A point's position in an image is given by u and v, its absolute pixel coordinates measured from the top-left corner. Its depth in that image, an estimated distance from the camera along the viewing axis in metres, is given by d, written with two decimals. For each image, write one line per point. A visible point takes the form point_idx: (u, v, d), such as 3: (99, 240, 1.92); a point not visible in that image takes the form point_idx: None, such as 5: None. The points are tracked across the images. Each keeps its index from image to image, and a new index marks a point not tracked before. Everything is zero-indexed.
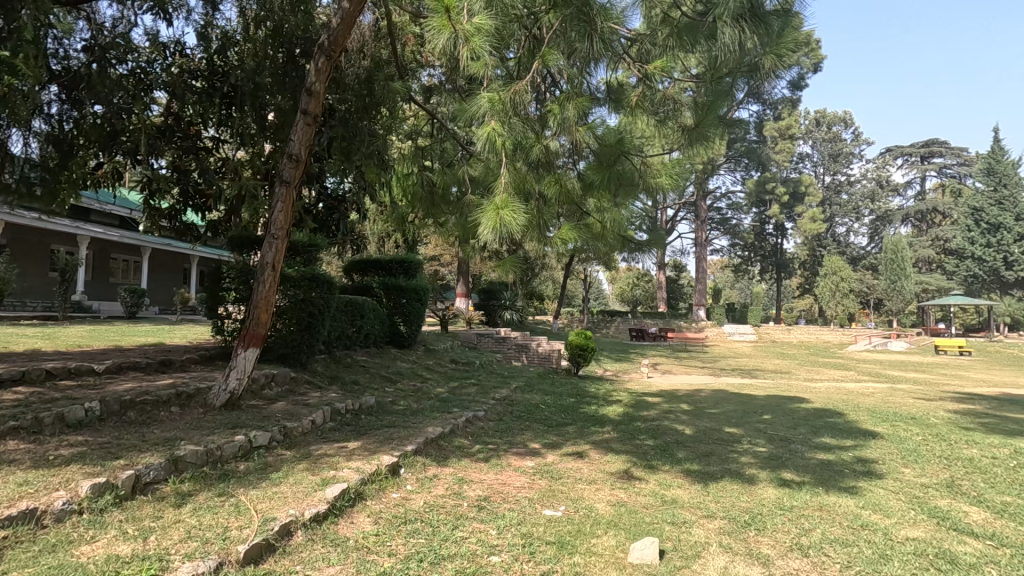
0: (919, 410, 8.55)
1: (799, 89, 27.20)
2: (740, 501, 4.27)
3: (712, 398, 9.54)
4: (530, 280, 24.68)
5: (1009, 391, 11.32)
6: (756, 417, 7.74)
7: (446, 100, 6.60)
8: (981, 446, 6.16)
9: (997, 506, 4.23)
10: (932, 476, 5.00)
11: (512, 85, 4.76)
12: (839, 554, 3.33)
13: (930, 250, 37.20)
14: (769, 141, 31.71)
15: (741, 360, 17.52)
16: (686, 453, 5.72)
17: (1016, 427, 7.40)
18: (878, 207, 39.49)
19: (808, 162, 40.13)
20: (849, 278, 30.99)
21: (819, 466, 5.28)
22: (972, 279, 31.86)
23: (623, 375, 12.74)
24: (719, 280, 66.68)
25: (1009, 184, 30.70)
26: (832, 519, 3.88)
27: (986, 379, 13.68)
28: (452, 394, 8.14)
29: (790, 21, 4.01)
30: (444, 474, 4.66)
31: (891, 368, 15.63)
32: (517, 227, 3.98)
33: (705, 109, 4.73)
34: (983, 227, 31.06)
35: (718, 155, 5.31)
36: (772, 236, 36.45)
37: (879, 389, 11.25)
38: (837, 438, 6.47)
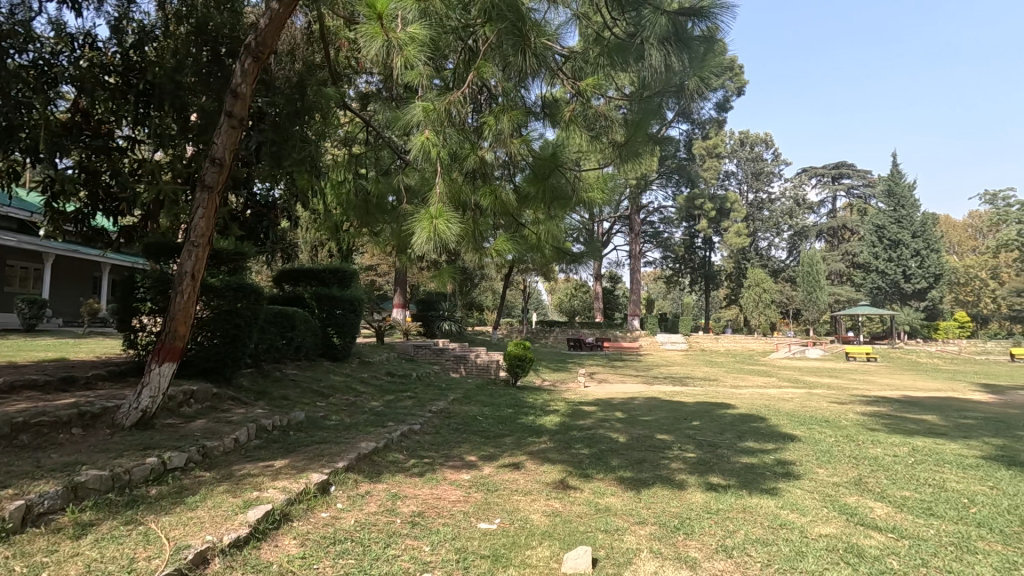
0: (832, 413, 9.17)
1: (724, 111, 28.73)
2: (670, 506, 4.40)
3: (646, 405, 9.85)
4: (469, 291, 24.59)
5: (908, 394, 12.39)
6: (686, 424, 8.01)
7: (381, 107, 6.46)
8: (884, 446, 6.67)
9: (898, 501, 4.58)
10: (843, 475, 5.37)
11: (448, 95, 4.77)
12: (760, 554, 3.49)
13: (841, 264, 40.21)
14: (698, 159, 33.16)
15: (672, 368, 18.25)
16: (619, 461, 5.85)
17: (915, 427, 8.08)
18: (796, 223, 42.28)
19: (733, 180, 42.47)
20: (770, 289, 33.02)
21: (744, 469, 5.53)
22: (876, 291, 34.72)
23: (561, 385, 12.91)
24: (652, 291, 69.19)
25: (907, 205, 33.65)
26: (754, 520, 4.07)
27: (888, 383, 14.92)
28: (387, 407, 7.93)
29: (714, 46, 4.28)
30: (378, 490, 4.52)
31: (808, 374, 16.72)
32: (452, 237, 3.98)
33: (634, 126, 4.96)
34: (886, 243, 34.04)
35: (649, 170, 5.53)
36: (700, 250, 38.26)
37: (797, 394, 11.99)
38: (759, 442, 6.81)
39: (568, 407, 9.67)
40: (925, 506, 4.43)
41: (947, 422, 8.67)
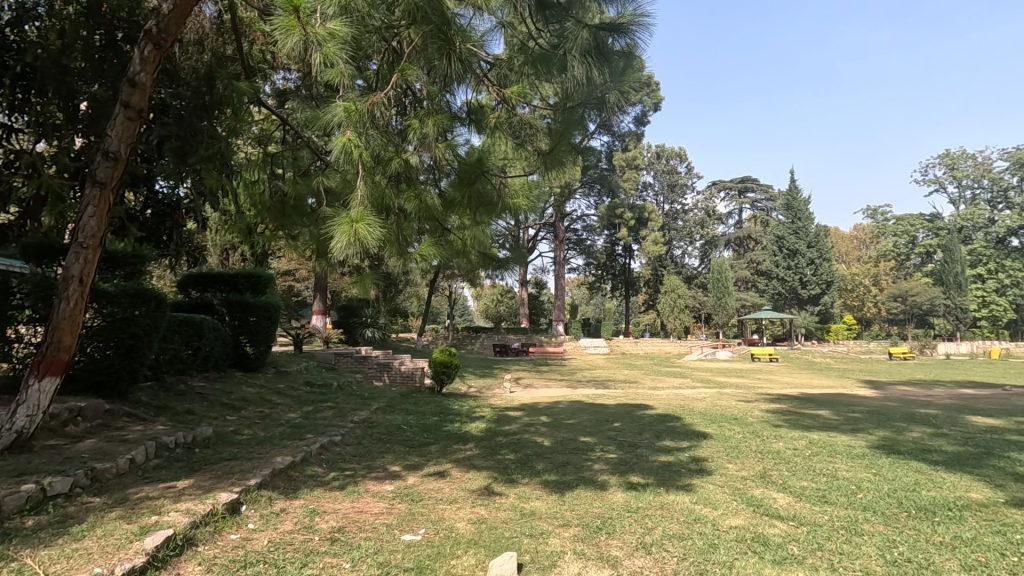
0: (740, 411, 9.79)
1: (642, 125, 30.09)
2: (593, 507, 4.50)
3: (570, 409, 10.05)
4: (393, 297, 24.06)
5: (805, 391, 13.49)
6: (608, 426, 8.24)
7: (299, 105, 6.21)
8: (785, 440, 7.21)
9: (797, 491, 4.95)
10: (750, 469, 5.73)
11: (370, 96, 4.65)
12: (676, 548, 3.64)
13: (747, 272, 43.20)
14: (618, 170, 34.43)
15: (595, 371, 18.77)
16: (544, 464, 5.92)
17: (811, 422, 8.80)
18: (707, 233, 44.93)
19: (651, 191, 44.55)
20: (684, 295, 34.91)
21: (661, 468, 5.77)
22: (777, 296, 37.61)
23: (487, 391, 12.89)
24: (576, 296, 71.06)
25: (803, 218, 36.77)
26: (671, 517, 4.25)
27: (788, 381, 16.16)
28: (305, 419, 7.56)
29: (633, 62, 4.56)
30: (294, 507, 4.28)
31: (719, 374, 17.79)
32: (374, 241, 3.86)
33: (559, 136, 5.06)
34: (785, 252, 36.98)
35: (573, 180, 5.64)
36: (621, 257, 39.78)
37: (709, 393, 12.72)
38: (675, 440, 7.13)
39: (494, 412, 9.67)
40: (820, 494, 4.82)
41: (837, 416, 9.53)
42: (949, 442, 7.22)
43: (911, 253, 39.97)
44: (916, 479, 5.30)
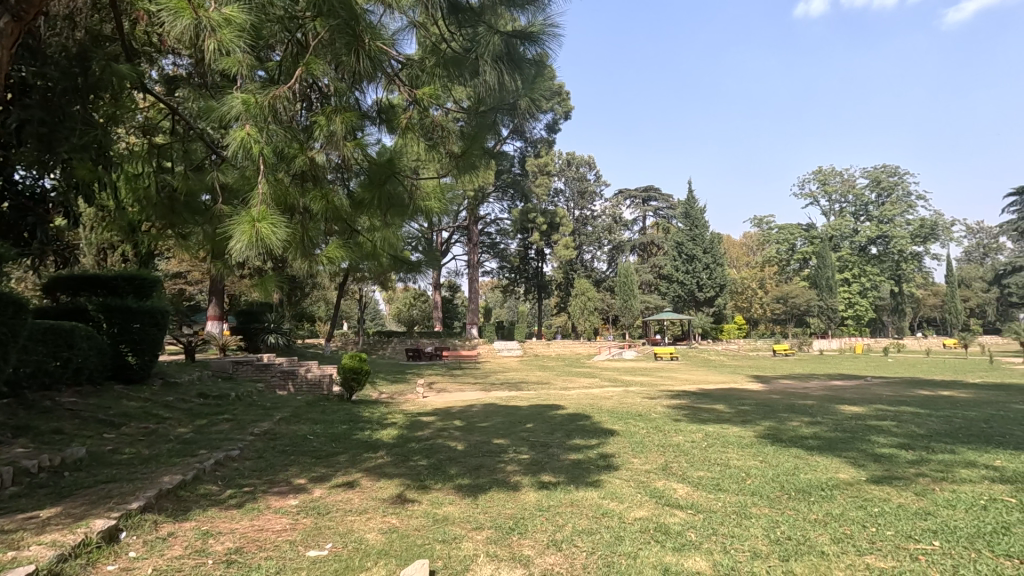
0: (644, 407, 10.32)
1: (553, 132, 30.85)
2: (505, 508, 4.54)
3: (483, 412, 10.07)
4: (298, 301, 22.87)
5: (703, 387, 14.45)
6: (521, 427, 8.35)
7: (191, 94, 5.77)
8: (684, 433, 7.69)
9: (695, 480, 5.29)
10: (653, 462, 6.05)
11: (272, 89, 4.38)
12: (585, 543, 3.76)
13: (650, 276, 45.60)
14: (531, 175, 35.00)
15: (508, 373, 18.96)
16: (457, 469, 5.88)
17: (707, 415, 9.46)
18: (615, 238, 46.89)
19: (562, 197, 45.82)
20: (594, 298, 36.22)
21: (572, 465, 5.94)
22: (678, 299, 40.08)
23: (399, 397, 12.60)
24: (490, 300, 71.49)
25: (700, 225, 39.45)
26: (580, 513, 4.37)
27: (688, 379, 17.24)
28: (198, 434, 6.98)
29: (543, 71, 4.69)
30: (184, 530, 3.94)
31: (625, 373, 18.62)
32: (278, 243, 3.65)
33: (470, 140, 5.08)
34: (684, 258, 39.49)
35: (485, 184, 5.65)
36: (533, 260, 40.54)
37: (616, 392, 13.28)
38: (585, 438, 7.36)
39: (406, 418, 9.47)
40: (715, 483, 5.18)
41: (730, 409, 10.30)
42: (822, 428, 8.06)
43: (791, 259, 44.19)
44: (796, 464, 5.86)
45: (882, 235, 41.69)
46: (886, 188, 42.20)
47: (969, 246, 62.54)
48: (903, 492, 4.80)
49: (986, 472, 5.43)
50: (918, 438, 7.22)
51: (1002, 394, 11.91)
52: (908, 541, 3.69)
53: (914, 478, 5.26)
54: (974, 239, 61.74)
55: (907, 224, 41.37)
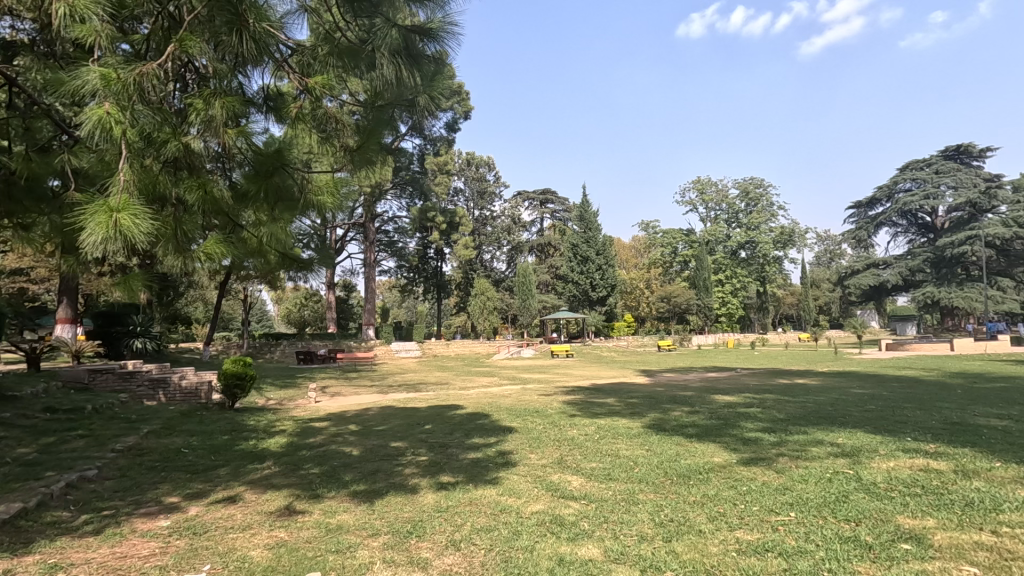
0: (541, 404, 10.61)
1: (453, 130, 30.71)
2: (403, 512, 4.45)
3: (380, 415, 9.79)
4: (171, 301, 20.74)
5: (596, 382, 15.14)
6: (420, 428, 8.22)
7: (34, 63, 5.04)
8: (578, 427, 8.03)
9: (588, 472, 5.54)
10: (549, 456, 6.24)
11: (138, 65, 3.94)
12: (483, 541, 3.79)
13: (547, 276, 46.91)
14: (430, 173, 34.46)
15: (406, 375, 18.59)
16: (352, 475, 5.66)
17: (600, 409, 9.92)
18: (513, 239, 47.66)
19: (461, 197, 45.78)
20: (493, 297, 36.56)
21: (471, 465, 5.96)
22: (573, 298, 41.67)
23: (288, 403, 11.90)
24: (388, 300, 69.68)
25: (593, 228, 41.23)
26: (479, 511, 4.40)
27: (582, 375, 18.00)
28: (45, 454, 6.09)
29: (443, 68, 4.67)
30: (26, 565, 3.42)
31: (523, 372, 19.02)
32: (142, 235, 3.28)
33: (366, 134, 4.91)
34: (579, 259, 41.13)
35: (382, 181, 5.50)
36: (433, 259, 40.05)
37: (514, 390, 13.53)
38: (484, 437, 7.42)
39: (296, 425, 8.95)
40: (606, 473, 5.46)
41: (620, 402, 10.90)
42: (700, 417, 8.78)
43: (674, 261, 47.65)
44: (677, 451, 6.34)
45: (750, 241, 46.29)
46: (753, 198, 46.90)
47: (819, 251, 71.33)
48: (766, 470, 5.37)
49: (830, 449, 6.23)
50: (778, 422, 8.11)
51: (843, 381, 13.72)
52: (770, 514, 4.13)
53: (775, 457, 5.91)
54: (823, 246, 70.54)
55: (770, 231, 46.23)
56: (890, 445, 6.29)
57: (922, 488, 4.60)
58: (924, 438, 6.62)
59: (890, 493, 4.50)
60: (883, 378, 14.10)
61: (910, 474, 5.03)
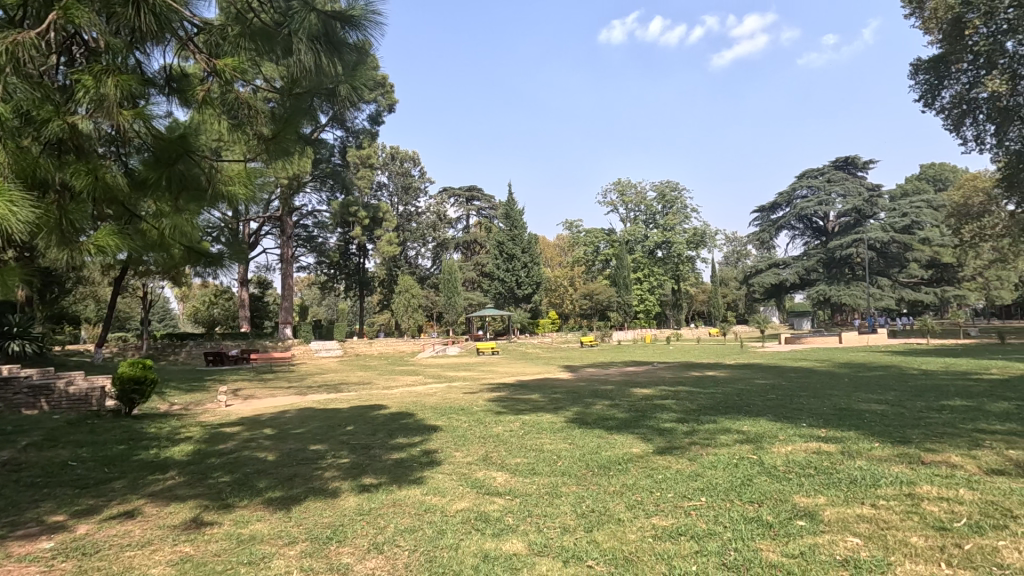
0: (466, 402, 10.58)
1: (376, 123, 29.89)
2: (322, 517, 4.28)
3: (298, 417, 9.37)
4: (56, 299, 18.69)
5: (521, 379, 15.32)
6: (340, 430, 7.95)
7: None
8: (503, 423, 8.09)
9: (513, 467, 5.61)
10: (473, 454, 6.24)
11: (13, 33, 3.52)
12: (407, 542, 3.72)
13: (473, 273, 46.85)
14: (352, 167, 33.23)
15: (326, 375, 17.92)
16: (267, 481, 5.37)
17: (524, 405, 10.04)
18: (439, 236, 47.14)
19: (385, 191, 44.66)
20: (417, 295, 35.98)
21: (394, 465, 5.84)
22: (499, 296, 41.89)
23: (195, 407, 11.10)
24: (307, 297, 66.85)
25: (518, 226, 41.62)
26: (403, 512, 4.32)
27: (507, 371, 18.14)
28: None
29: (365, 58, 4.51)
30: None
31: (448, 370, 18.88)
32: (19, 224, 2.94)
33: (282, 123, 4.66)
34: (504, 256, 41.37)
35: (300, 172, 5.25)
36: (354, 255, 38.80)
37: (439, 388, 13.41)
38: (408, 437, 7.29)
39: (203, 431, 8.36)
40: (530, 467, 5.54)
41: (544, 398, 11.10)
42: (618, 409, 9.13)
43: (596, 260, 49.10)
44: (598, 443, 6.54)
45: (666, 241, 48.65)
46: (669, 201, 49.30)
47: (727, 252, 76.19)
48: (679, 459, 5.67)
49: (736, 436, 6.67)
50: (690, 412, 8.58)
51: (748, 373, 14.75)
52: (683, 499, 4.36)
53: (687, 446, 6.24)
54: (731, 246, 75.41)
55: (684, 232, 48.77)
56: (787, 431, 6.84)
57: (814, 469, 5.05)
58: (817, 423, 7.25)
59: (788, 474, 4.89)
60: (783, 369, 15.28)
61: (804, 457, 5.50)
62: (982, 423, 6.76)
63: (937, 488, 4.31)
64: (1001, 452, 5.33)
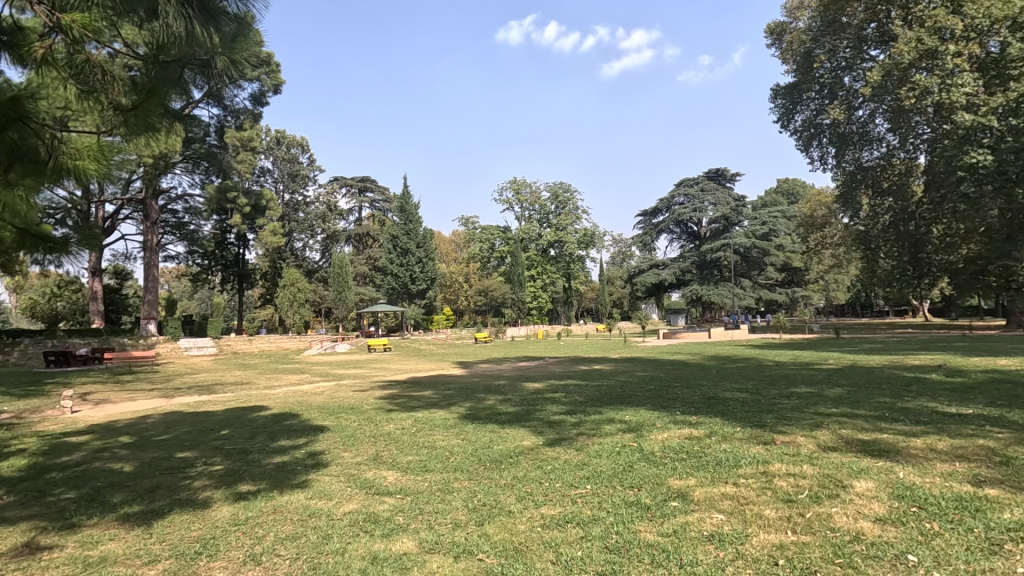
0: (355, 400, 10.21)
1: (260, 103, 27.80)
2: (189, 531, 3.90)
3: (162, 422, 8.48)
4: None
5: (413, 376, 15.08)
6: (213, 435, 7.30)
7: None
8: (394, 422, 7.89)
9: (404, 465, 5.50)
10: (363, 454, 6.02)
11: None
12: (289, 550, 3.51)
13: (365, 268, 45.32)
14: (230, 149, 30.41)
15: (198, 375, 16.37)
16: (123, 495, 4.78)
17: (417, 402, 9.87)
18: (329, 228, 44.89)
19: (269, 178, 41.67)
20: (304, 289, 33.98)
21: (275, 470, 5.47)
22: (392, 291, 40.88)
23: (31, 416, 9.60)
24: (176, 289, 60.71)
25: (414, 221, 40.85)
26: (284, 519, 4.06)
27: (399, 368, 17.75)
28: None
29: (246, 31, 4.13)
30: None
31: (337, 368, 18.07)
32: None
33: (146, 94, 4.14)
34: (399, 251, 40.37)
35: (168, 150, 4.73)
36: (233, 245, 35.64)
37: (327, 387, 12.80)
38: (291, 439, 6.87)
39: (42, 442, 7.25)
40: (421, 465, 5.47)
41: (437, 394, 11.01)
42: (510, 404, 9.30)
43: (491, 257, 49.60)
44: (490, 438, 6.60)
45: (558, 240, 50.38)
46: (562, 201, 51.07)
47: (614, 252, 80.62)
48: (567, 449, 5.90)
49: (620, 426, 7.06)
50: (578, 404, 8.95)
51: (630, 366, 15.70)
52: (570, 489, 4.53)
53: (575, 437, 6.51)
54: (618, 247, 79.94)
55: (576, 232, 50.75)
56: (663, 418, 7.41)
57: (686, 453, 5.50)
58: (688, 411, 7.92)
59: (664, 459, 5.27)
60: (661, 362, 16.48)
61: (678, 442, 5.98)
62: (821, 406, 7.76)
63: (786, 465, 4.88)
64: (835, 431, 6.17)
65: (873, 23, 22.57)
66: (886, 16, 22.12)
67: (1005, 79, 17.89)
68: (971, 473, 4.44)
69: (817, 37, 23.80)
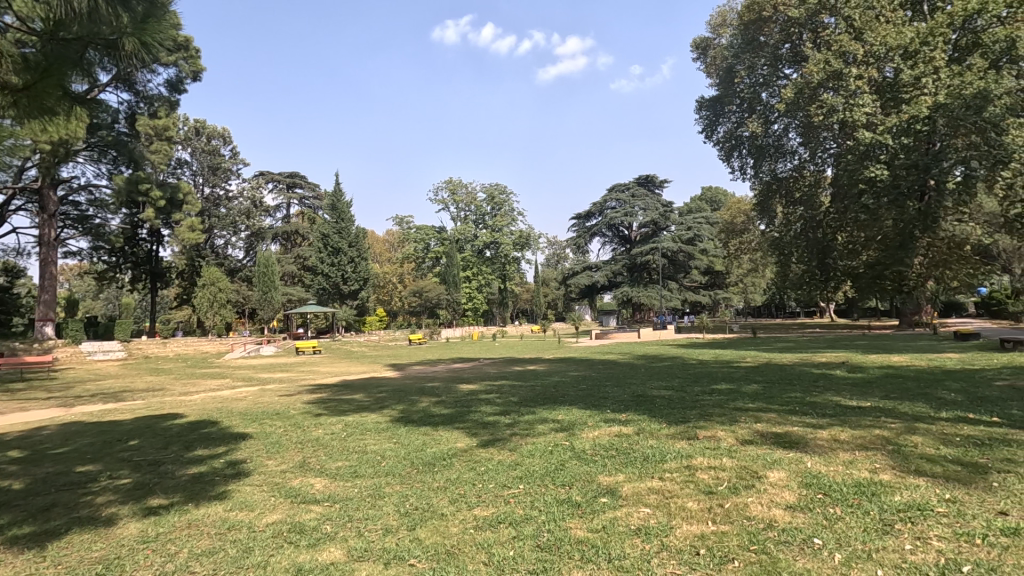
0: (281, 405, 9.76)
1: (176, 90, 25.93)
2: (90, 551, 3.58)
3: (60, 434, 7.72)
4: None
5: (343, 379, 14.63)
6: (120, 446, 6.73)
7: None
8: (323, 426, 7.61)
9: (333, 471, 5.31)
10: (288, 461, 5.76)
11: None
12: (206, 566, 3.30)
13: (293, 267, 43.48)
14: (143, 138, 28.17)
15: (102, 382, 15.04)
16: (10, 516, 4.31)
17: (347, 406, 9.58)
18: (253, 224, 42.65)
19: (187, 169, 39.04)
20: (226, 289, 32.01)
21: (191, 481, 5.13)
22: (323, 291, 39.51)
23: None
24: (78, 287, 55.53)
25: (346, 219, 39.67)
26: (200, 533, 3.81)
27: (328, 371, 17.16)
28: None
29: (157, 12, 3.86)
30: None
31: (261, 371, 17.19)
32: None
33: (41, 73, 3.79)
34: (329, 250, 39.06)
35: (67, 134, 4.35)
36: (145, 242, 33.12)
37: (250, 392, 12.16)
38: (209, 448, 6.47)
39: None
40: (352, 470, 5.30)
41: (368, 397, 10.72)
42: (444, 406, 9.21)
43: (426, 257, 49.01)
44: (423, 441, 6.50)
45: (494, 241, 50.53)
46: (498, 203, 51.29)
47: (549, 254, 81.79)
48: (501, 450, 5.91)
49: (553, 425, 7.16)
50: (512, 405, 8.99)
51: (563, 366, 15.97)
52: (504, 489, 4.55)
53: (508, 437, 6.53)
54: (552, 249, 81.18)
55: (511, 234, 51.07)
56: (594, 417, 7.59)
57: (616, 450, 5.66)
58: (618, 409, 8.16)
59: (594, 457, 5.40)
60: (592, 362, 16.86)
61: (608, 440, 6.14)
62: (740, 402, 8.22)
63: (707, 459, 5.14)
64: (751, 425, 6.55)
65: (788, 44, 24.21)
66: (799, 38, 23.81)
67: (899, 102, 19.62)
68: (868, 460, 4.86)
69: (738, 54, 25.30)
